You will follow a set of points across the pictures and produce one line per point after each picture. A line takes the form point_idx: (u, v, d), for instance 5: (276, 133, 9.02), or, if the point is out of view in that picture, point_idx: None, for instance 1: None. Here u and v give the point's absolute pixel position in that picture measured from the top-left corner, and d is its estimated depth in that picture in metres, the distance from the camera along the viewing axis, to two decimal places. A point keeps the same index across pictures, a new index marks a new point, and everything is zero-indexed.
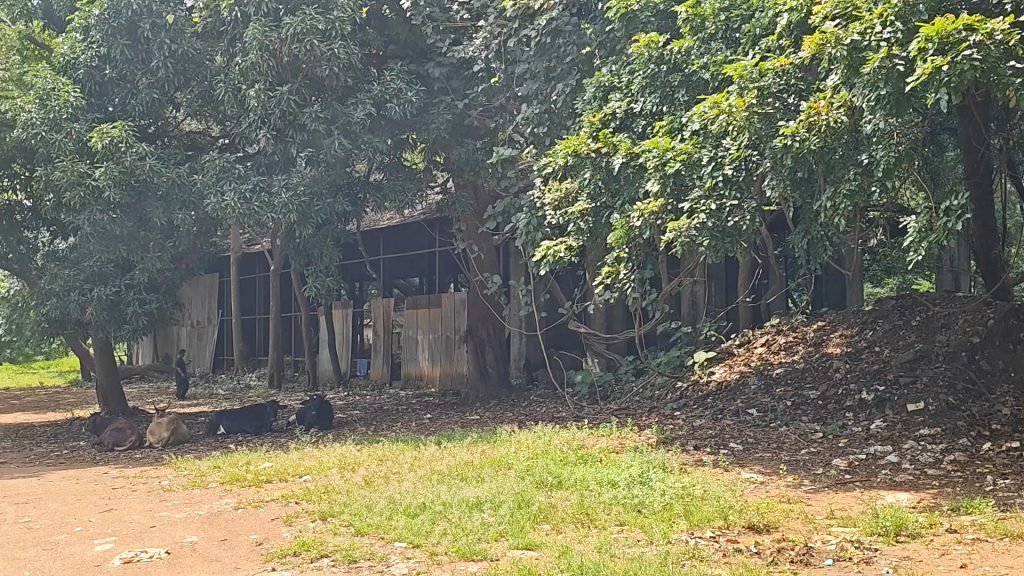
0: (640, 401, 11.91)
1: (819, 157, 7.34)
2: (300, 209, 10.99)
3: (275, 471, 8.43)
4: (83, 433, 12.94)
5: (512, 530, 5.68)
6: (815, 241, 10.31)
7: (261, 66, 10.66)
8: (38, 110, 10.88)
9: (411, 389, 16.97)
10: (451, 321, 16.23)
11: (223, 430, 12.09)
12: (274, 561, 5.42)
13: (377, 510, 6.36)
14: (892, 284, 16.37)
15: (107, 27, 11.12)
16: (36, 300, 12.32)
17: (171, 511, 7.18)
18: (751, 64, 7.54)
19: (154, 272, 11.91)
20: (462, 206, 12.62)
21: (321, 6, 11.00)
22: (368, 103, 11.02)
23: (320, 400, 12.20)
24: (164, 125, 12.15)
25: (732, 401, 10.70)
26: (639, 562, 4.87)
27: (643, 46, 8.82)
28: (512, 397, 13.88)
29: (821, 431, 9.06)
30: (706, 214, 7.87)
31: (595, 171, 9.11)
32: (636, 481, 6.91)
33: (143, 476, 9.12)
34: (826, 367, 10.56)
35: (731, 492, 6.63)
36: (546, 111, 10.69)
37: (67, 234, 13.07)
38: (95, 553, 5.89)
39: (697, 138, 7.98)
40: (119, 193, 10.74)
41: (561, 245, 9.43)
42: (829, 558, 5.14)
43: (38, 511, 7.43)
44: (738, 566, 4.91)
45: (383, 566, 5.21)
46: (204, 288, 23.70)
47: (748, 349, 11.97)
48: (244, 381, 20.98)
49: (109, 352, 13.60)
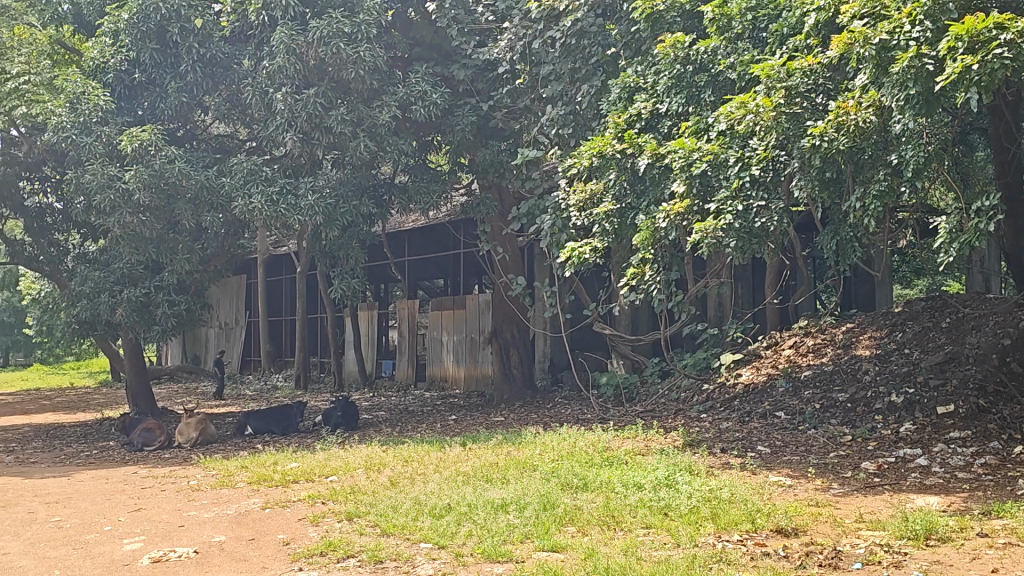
0: (666, 403, 11.88)
1: (847, 157, 7.25)
2: (326, 211, 11.09)
3: (302, 471, 8.48)
4: (112, 434, 13.11)
5: (538, 532, 5.67)
6: (845, 241, 10.19)
7: (288, 70, 10.71)
8: (68, 114, 11.00)
9: (436, 390, 17.03)
10: (475, 322, 16.25)
11: (250, 430, 12.20)
12: (301, 561, 5.44)
13: (402, 510, 6.39)
14: (921, 285, 16.25)
15: (135, 31, 11.21)
16: (67, 302, 12.49)
17: (199, 510, 7.23)
18: (779, 64, 7.47)
19: (183, 273, 12.04)
20: (487, 208, 12.63)
21: (347, 10, 11.13)
22: (394, 105, 11.07)
23: (346, 400, 12.27)
24: (193, 129, 12.20)
25: (759, 403, 10.64)
26: (666, 565, 4.85)
27: (669, 47, 8.87)
28: (537, 398, 13.88)
29: (850, 434, 8.97)
30: (733, 214, 7.82)
31: (620, 172, 9.09)
32: (662, 483, 6.89)
33: (172, 475, 9.19)
34: (854, 369, 10.47)
35: (760, 495, 6.57)
36: (572, 112, 10.66)
37: (98, 235, 13.27)
38: (124, 553, 5.93)
39: (723, 138, 7.94)
40: (149, 196, 10.82)
41: (586, 245, 9.35)
42: (858, 562, 5.08)
43: (68, 510, 7.51)
44: (766, 569, 4.90)
45: (409, 566, 5.22)
46: (232, 290, 23.93)
47: (776, 350, 11.92)
48: (271, 381, 21.19)
49: (138, 353, 13.77)
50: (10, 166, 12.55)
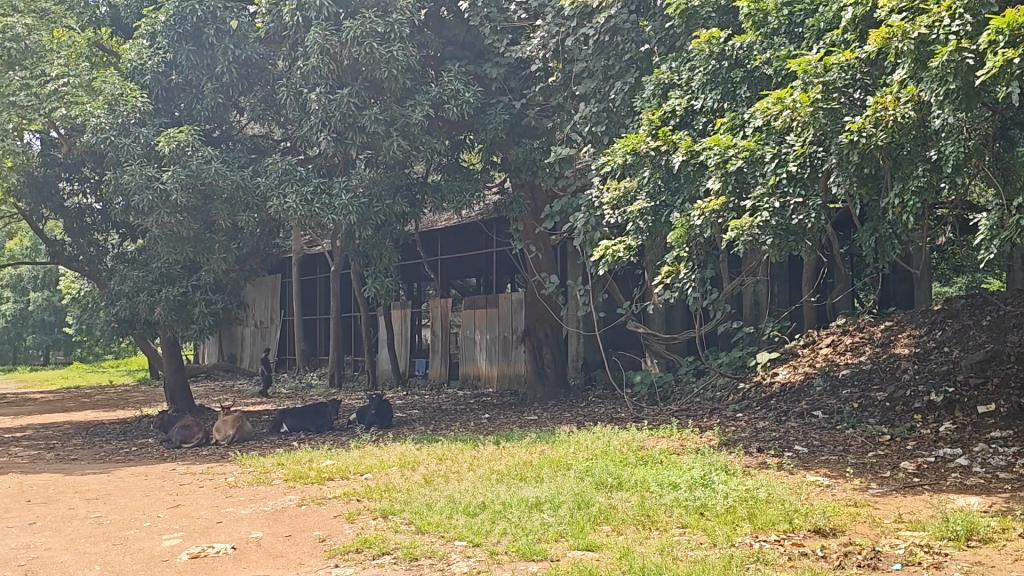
0: (701, 402, 11.82)
1: (886, 153, 7.12)
2: (359, 210, 11.13)
3: (337, 469, 8.53)
4: (151, 431, 13.31)
5: (573, 531, 5.65)
6: (884, 239, 10.03)
7: (322, 70, 10.81)
8: (107, 116, 11.20)
9: (469, 389, 17.06)
10: (508, 321, 16.23)
11: (286, 428, 12.29)
12: (337, 558, 5.47)
13: (437, 508, 6.39)
14: (961, 283, 15.97)
15: (172, 33, 11.47)
16: (105, 301, 12.68)
17: (237, 506, 7.31)
18: (816, 59, 7.40)
19: (220, 273, 12.18)
20: (520, 206, 12.64)
21: (380, 9, 11.16)
22: (427, 104, 11.07)
23: (379, 398, 12.33)
24: (228, 129, 12.38)
25: (796, 403, 10.54)
26: (702, 565, 4.81)
27: (704, 42, 8.80)
28: (570, 397, 13.84)
29: (889, 434, 8.84)
30: (769, 212, 7.77)
31: (654, 169, 9.03)
32: (698, 483, 6.83)
33: (209, 472, 9.31)
34: (893, 367, 10.32)
35: (797, 495, 6.50)
36: (605, 110, 10.62)
37: (137, 235, 13.44)
38: (163, 548, 6.00)
39: (760, 135, 7.86)
40: (187, 196, 10.93)
41: (620, 244, 9.30)
42: (898, 563, 5.01)
43: (108, 506, 7.63)
44: (804, 568, 4.85)
45: (444, 564, 5.23)
46: (267, 289, 24.06)
47: (813, 349, 11.79)
48: (305, 380, 21.32)
49: (176, 350, 13.93)
50: (51, 166, 12.98)
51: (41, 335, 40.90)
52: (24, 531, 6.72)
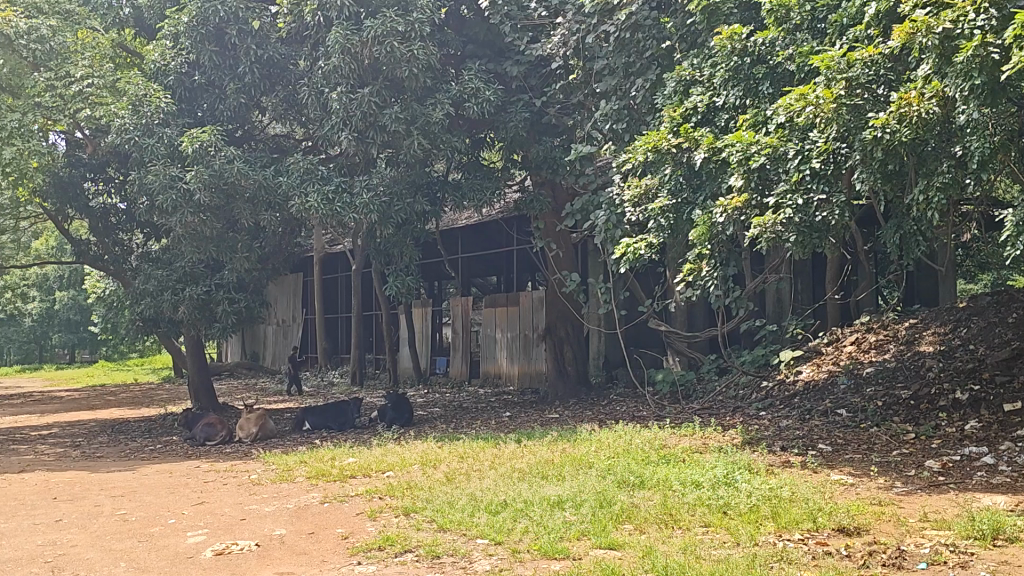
0: (723, 400, 11.76)
1: (910, 150, 7.06)
2: (380, 209, 11.16)
3: (359, 466, 8.57)
4: (175, 429, 13.40)
5: (594, 530, 5.64)
6: (908, 236, 9.95)
7: (343, 69, 10.84)
8: (131, 116, 11.33)
9: (490, 387, 17.07)
10: (529, 319, 16.23)
11: (308, 426, 12.37)
12: (359, 555, 5.50)
13: (459, 506, 6.41)
14: (986, 280, 15.79)
15: (195, 34, 11.50)
16: (130, 300, 12.80)
17: (261, 504, 7.36)
18: (839, 55, 7.34)
19: (242, 272, 12.25)
20: (541, 204, 12.62)
21: (401, 8, 11.17)
22: (447, 102, 11.08)
23: (399, 396, 12.38)
24: (250, 129, 12.41)
25: (820, 401, 10.47)
26: (726, 564, 4.78)
27: (726, 38, 8.78)
28: (591, 395, 13.82)
29: (913, 432, 8.76)
30: (792, 209, 7.72)
31: (676, 167, 9.01)
32: (720, 482, 6.80)
33: (233, 470, 9.37)
34: (918, 365, 10.24)
35: (821, 494, 6.46)
36: (626, 107, 10.56)
37: (160, 235, 13.56)
38: (188, 545, 6.05)
39: (783, 131, 7.81)
40: (210, 196, 11.01)
41: (641, 241, 9.22)
42: (923, 562, 4.96)
43: (134, 503, 7.69)
44: (828, 568, 4.81)
45: (466, 562, 5.24)
46: (289, 288, 24.17)
47: (837, 347, 11.72)
48: (327, 378, 21.43)
49: (200, 349, 14.04)
50: (76, 166, 13.04)
51: (66, 334, 41.22)
52: (50, 528, 6.79)
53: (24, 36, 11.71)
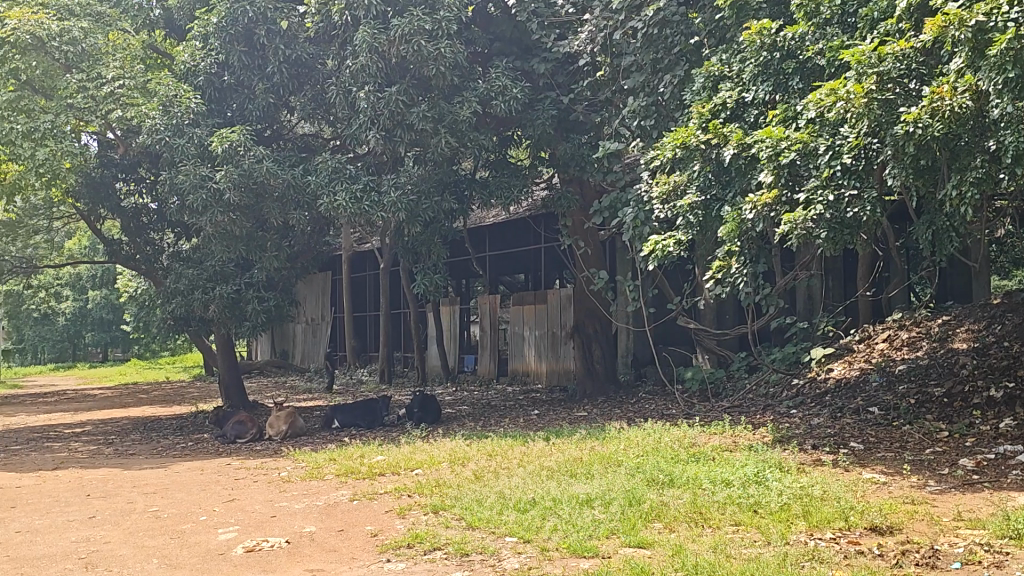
0: (754, 398, 11.68)
1: (943, 145, 6.92)
2: (408, 208, 11.18)
3: (388, 464, 8.60)
4: (207, 426, 13.55)
5: (624, 528, 5.62)
6: (941, 232, 9.69)
7: (371, 68, 10.86)
8: (161, 117, 11.46)
9: (518, 385, 17.05)
10: (557, 317, 16.19)
11: (338, 423, 12.45)
12: (389, 552, 5.51)
13: (487, 504, 6.41)
14: (1020, 276, 15.52)
15: (225, 35, 11.68)
16: (161, 299, 12.93)
17: (291, 501, 7.41)
18: (870, 50, 7.26)
19: (272, 270, 12.36)
20: (568, 202, 12.58)
21: (428, 7, 11.19)
22: (475, 101, 11.06)
23: (427, 395, 12.40)
24: (279, 129, 12.53)
25: (852, 399, 10.35)
26: (756, 563, 4.74)
27: (755, 34, 8.69)
28: (620, 392, 13.79)
29: (946, 430, 8.65)
30: (823, 205, 7.62)
31: (705, 163, 8.94)
32: (751, 480, 6.73)
33: (264, 467, 9.45)
34: (951, 363, 10.09)
35: (853, 492, 6.39)
36: (654, 103, 10.51)
37: (191, 235, 13.69)
38: (219, 542, 6.10)
39: (813, 126, 7.71)
40: (239, 195, 11.09)
41: (670, 238, 9.12)
42: (957, 562, 4.89)
43: (165, 500, 7.77)
44: (861, 568, 4.74)
45: (495, 560, 5.23)
46: (318, 287, 24.33)
47: (869, 345, 11.59)
48: (356, 376, 21.53)
49: (231, 347, 14.17)
50: (108, 167, 13.23)
51: (99, 333, 41.71)
52: (84, 524, 6.88)
53: (57, 37, 11.80)
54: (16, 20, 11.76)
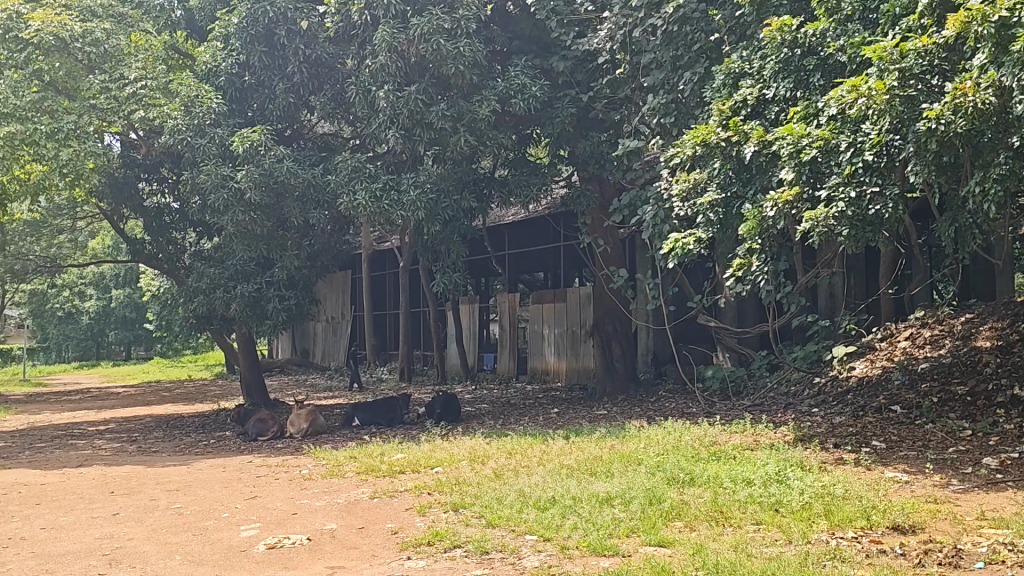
0: (775, 397, 11.64)
1: (967, 141, 6.84)
2: (427, 206, 11.20)
3: (408, 462, 8.62)
4: (229, 424, 13.64)
5: (644, 526, 5.61)
6: (964, 229, 9.51)
7: (391, 68, 10.89)
8: (183, 117, 11.51)
9: (538, 384, 17.06)
10: (577, 316, 16.18)
11: (358, 421, 12.50)
12: (409, 550, 5.53)
13: (507, 502, 6.42)
14: None
15: (245, 35, 11.77)
16: (183, 297, 13.02)
17: (312, 498, 7.45)
18: (892, 46, 7.19)
19: (293, 269, 12.44)
20: (588, 200, 12.57)
21: (447, 6, 11.22)
22: (494, 99, 11.05)
23: (448, 393, 12.42)
24: (300, 128, 12.62)
25: (874, 398, 10.29)
26: (778, 562, 4.72)
27: (775, 30, 8.66)
28: (640, 391, 13.77)
29: (969, 429, 8.56)
30: (845, 202, 7.55)
31: (725, 160, 8.89)
32: (772, 479, 6.70)
33: (285, 464, 9.51)
34: (974, 361, 10.00)
35: (875, 491, 6.36)
36: (673, 101, 10.44)
37: (213, 234, 13.80)
38: (241, 538, 6.15)
39: (835, 123, 7.62)
40: (260, 194, 11.16)
41: (690, 237, 9.06)
42: (980, 561, 4.85)
43: (188, 497, 7.84)
44: (883, 568, 4.69)
45: (515, 558, 5.24)
46: (338, 285, 24.41)
47: (892, 343, 11.51)
48: (377, 374, 21.62)
49: (252, 345, 14.26)
50: (131, 167, 13.36)
51: (122, 331, 42.11)
52: (108, 521, 6.95)
53: (80, 39, 11.94)
54: (40, 22, 11.85)
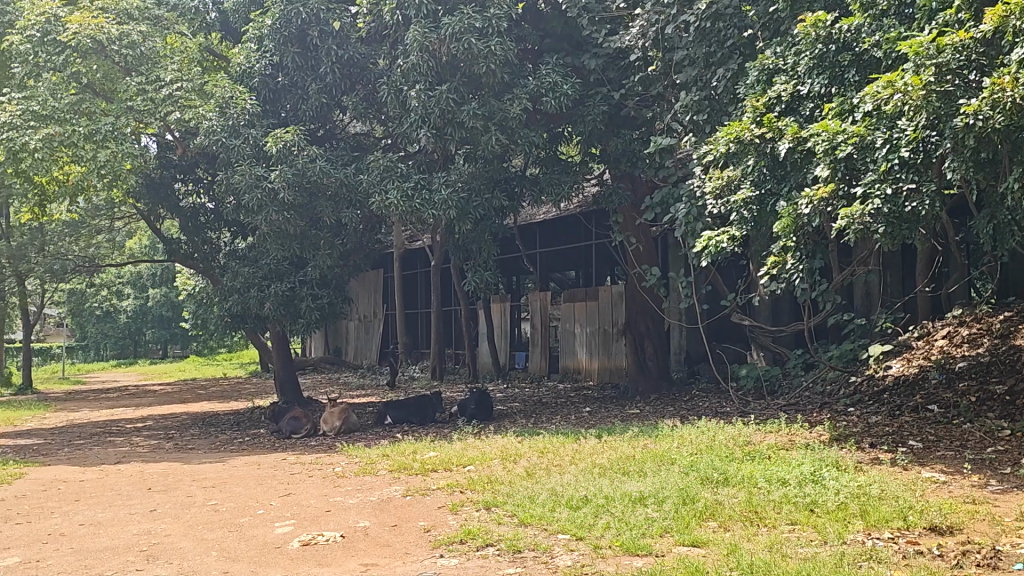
0: (810, 397, 11.53)
1: (1006, 137, 6.71)
2: (459, 205, 11.22)
3: (440, 460, 8.65)
4: (263, 422, 13.76)
5: (678, 526, 5.58)
6: (1002, 226, 9.28)
7: (422, 67, 10.92)
8: (218, 118, 11.70)
9: (570, 383, 17.03)
10: (609, 315, 16.13)
11: (390, 420, 12.55)
12: (441, 548, 5.55)
13: (539, 501, 6.41)
14: None
15: (278, 36, 11.85)
16: (218, 296, 13.15)
17: (346, 496, 7.50)
18: (928, 40, 7.09)
19: (325, 268, 12.51)
20: (620, 198, 12.53)
21: (478, 5, 11.25)
22: (525, 97, 11.04)
23: (480, 391, 12.43)
24: (332, 128, 12.73)
25: (911, 397, 10.17)
26: (813, 563, 4.68)
27: (810, 26, 8.60)
28: (673, 391, 13.70)
29: (1009, 429, 8.41)
30: (881, 199, 7.46)
31: (759, 158, 8.76)
32: (808, 479, 6.63)
33: (319, 462, 9.57)
34: (1014, 360, 9.83)
35: (912, 491, 6.28)
36: (706, 98, 10.36)
37: (247, 233, 13.94)
38: (276, 535, 6.20)
39: (870, 120, 7.55)
40: (293, 193, 11.25)
41: (723, 234, 9.05)
42: (1020, 563, 4.77)
43: (224, 494, 7.92)
44: (921, 568, 4.64)
45: (548, 557, 5.23)
46: (370, 284, 24.52)
47: (928, 341, 11.35)
48: (409, 373, 21.70)
49: (286, 343, 14.37)
50: (167, 167, 13.55)
51: (159, 330, 42.62)
52: (146, 517, 7.04)
53: (116, 41, 12.04)
54: (77, 24, 11.93)
